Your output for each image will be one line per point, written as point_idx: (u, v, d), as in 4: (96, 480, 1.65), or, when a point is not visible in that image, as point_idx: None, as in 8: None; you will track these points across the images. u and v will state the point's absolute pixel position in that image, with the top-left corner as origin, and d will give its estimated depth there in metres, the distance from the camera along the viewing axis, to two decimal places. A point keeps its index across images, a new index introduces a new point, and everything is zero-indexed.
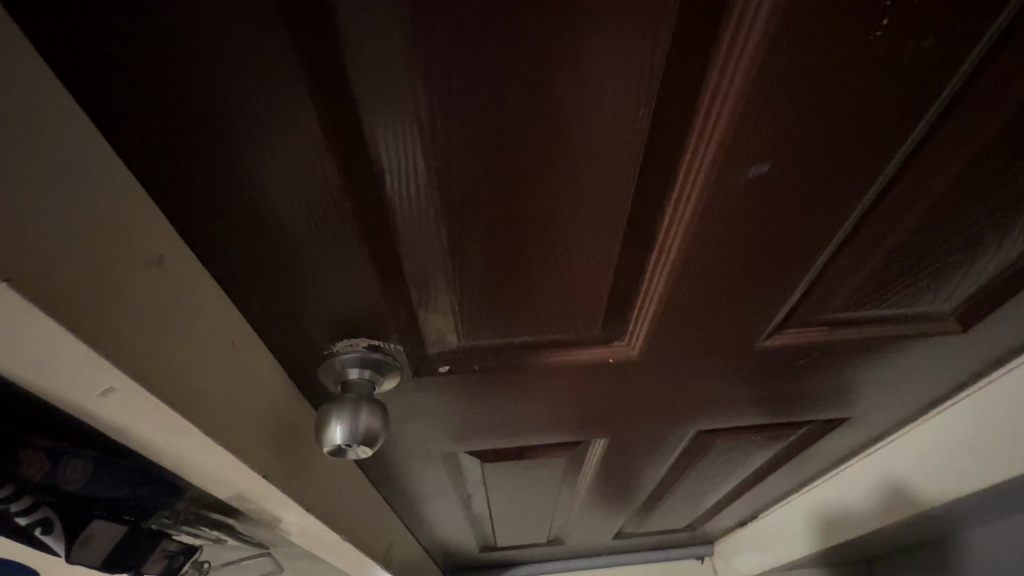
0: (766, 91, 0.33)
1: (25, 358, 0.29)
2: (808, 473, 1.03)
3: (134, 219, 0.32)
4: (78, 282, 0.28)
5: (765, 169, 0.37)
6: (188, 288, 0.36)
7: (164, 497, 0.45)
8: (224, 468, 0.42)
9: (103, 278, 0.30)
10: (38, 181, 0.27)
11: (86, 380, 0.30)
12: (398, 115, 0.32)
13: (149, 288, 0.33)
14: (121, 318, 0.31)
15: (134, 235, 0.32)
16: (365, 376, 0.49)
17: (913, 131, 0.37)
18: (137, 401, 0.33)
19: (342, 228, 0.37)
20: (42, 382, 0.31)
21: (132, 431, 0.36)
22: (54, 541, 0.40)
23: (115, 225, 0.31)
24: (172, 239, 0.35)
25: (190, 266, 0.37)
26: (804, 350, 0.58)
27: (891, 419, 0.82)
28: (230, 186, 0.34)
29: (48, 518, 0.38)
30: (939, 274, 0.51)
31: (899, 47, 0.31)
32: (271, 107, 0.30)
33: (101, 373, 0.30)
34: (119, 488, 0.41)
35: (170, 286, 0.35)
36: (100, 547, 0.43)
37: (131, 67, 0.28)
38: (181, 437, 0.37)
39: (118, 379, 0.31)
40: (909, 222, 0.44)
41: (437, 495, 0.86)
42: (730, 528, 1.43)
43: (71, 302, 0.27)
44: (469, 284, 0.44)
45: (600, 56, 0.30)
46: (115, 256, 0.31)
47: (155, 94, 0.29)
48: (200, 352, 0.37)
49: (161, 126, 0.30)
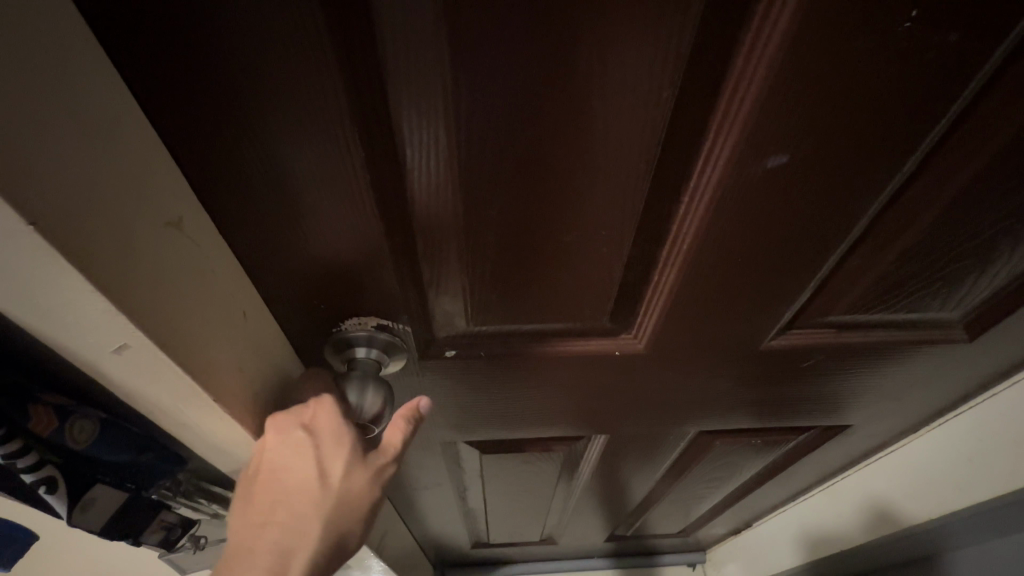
0: (791, 81, 0.32)
1: (46, 306, 0.29)
2: (806, 481, 1.03)
3: (155, 180, 0.33)
4: (99, 233, 0.29)
5: (784, 161, 0.37)
6: (203, 254, 0.36)
7: (169, 466, 0.45)
8: (230, 437, 0.42)
9: (124, 233, 0.30)
10: (69, 132, 0.27)
11: (101, 335, 0.31)
12: (419, 88, 0.31)
13: (167, 248, 0.33)
14: (140, 276, 0.31)
15: (157, 193, 0.33)
16: (371, 356, 0.49)
17: (932, 131, 0.37)
18: (149, 361, 0.33)
19: (357, 203, 0.37)
20: (59, 334, 0.31)
21: (140, 392, 0.36)
22: (56, 499, 0.40)
23: (140, 181, 0.31)
24: (192, 203, 0.36)
25: (204, 231, 0.37)
26: (811, 351, 0.57)
27: (887, 430, 0.82)
28: (250, 152, 0.34)
29: (53, 478, 0.39)
30: (949, 280, 0.51)
31: (924, 42, 0.31)
32: (292, 71, 0.30)
33: (116, 328, 0.30)
34: (125, 452, 0.41)
35: (186, 248, 0.35)
36: (102, 514, 0.43)
37: (159, 26, 0.28)
38: (189, 401, 0.37)
39: (132, 335, 0.31)
40: (923, 224, 0.44)
41: (434, 486, 0.85)
42: (722, 536, 1.43)
43: (92, 253, 0.28)
44: (481, 267, 0.44)
45: (625, 36, 0.30)
46: (136, 214, 0.31)
47: (181, 55, 0.29)
48: (211, 319, 0.37)
49: (187, 88, 0.30)
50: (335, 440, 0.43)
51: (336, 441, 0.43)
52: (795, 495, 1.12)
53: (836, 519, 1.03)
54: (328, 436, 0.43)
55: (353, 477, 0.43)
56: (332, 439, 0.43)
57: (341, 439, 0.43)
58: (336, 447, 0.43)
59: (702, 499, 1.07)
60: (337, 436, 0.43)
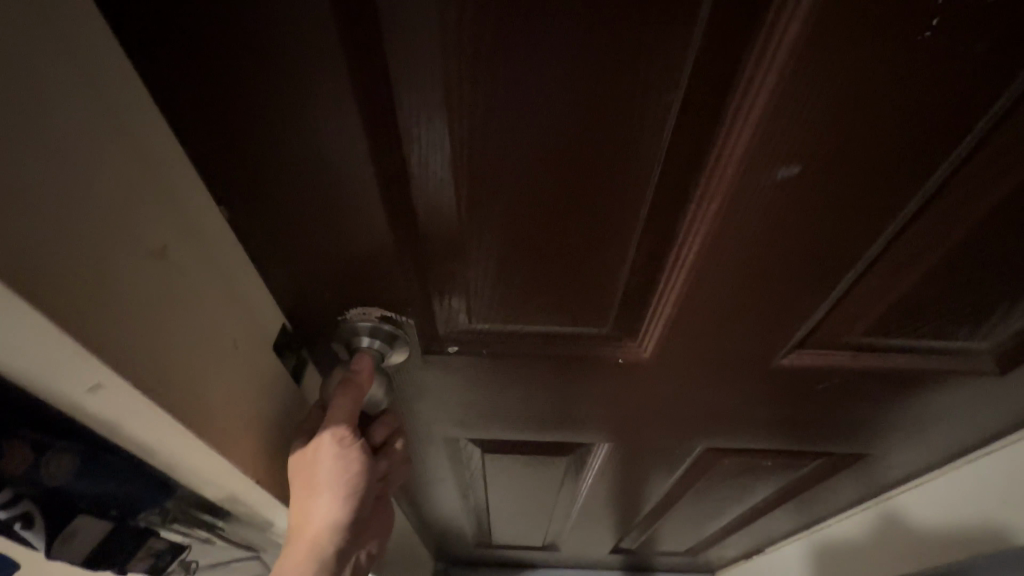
0: (801, 92, 0.32)
1: (13, 347, 0.28)
2: (822, 510, 0.98)
3: (139, 210, 0.32)
4: (77, 273, 0.28)
5: (796, 171, 0.36)
6: (185, 279, 0.36)
7: (154, 494, 0.44)
8: (213, 465, 0.41)
9: (100, 273, 0.29)
10: (51, 168, 0.27)
11: (77, 375, 0.30)
12: (424, 87, 0.32)
13: (150, 277, 0.33)
14: (117, 317, 0.30)
15: (140, 220, 0.32)
16: (375, 346, 0.50)
17: (954, 148, 0.35)
18: (124, 398, 0.32)
19: (362, 195, 0.38)
20: (38, 373, 0.31)
21: (121, 423, 0.35)
22: (33, 536, 0.38)
23: (124, 210, 0.31)
24: (178, 228, 0.35)
25: (190, 258, 0.37)
26: (825, 373, 0.55)
27: (911, 463, 0.77)
28: (261, 145, 0.35)
29: (29, 513, 0.37)
30: (978, 309, 0.49)
31: (945, 54, 0.30)
32: (301, 68, 0.31)
33: (87, 369, 0.30)
34: (109, 480, 0.40)
35: (168, 274, 0.35)
36: (82, 546, 0.42)
37: (178, 29, 0.30)
38: (168, 433, 0.36)
39: (105, 374, 0.30)
40: (945, 246, 0.42)
41: (436, 481, 0.86)
42: (733, 559, 1.37)
43: (66, 295, 0.27)
44: (486, 267, 0.44)
45: (629, 43, 0.30)
46: (118, 248, 0.31)
47: (197, 55, 0.31)
48: (193, 348, 0.37)
49: (201, 86, 0.32)
50: (307, 467, 0.47)
51: (305, 462, 0.47)
52: (810, 523, 1.07)
53: (854, 552, 0.98)
54: (303, 461, 0.48)
55: (328, 464, 0.48)
56: (301, 462, 0.48)
57: (308, 459, 0.47)
58: (306, 464, 0.48)
59: (711, 519, 1.04)
60: (304, 457, 0.48)
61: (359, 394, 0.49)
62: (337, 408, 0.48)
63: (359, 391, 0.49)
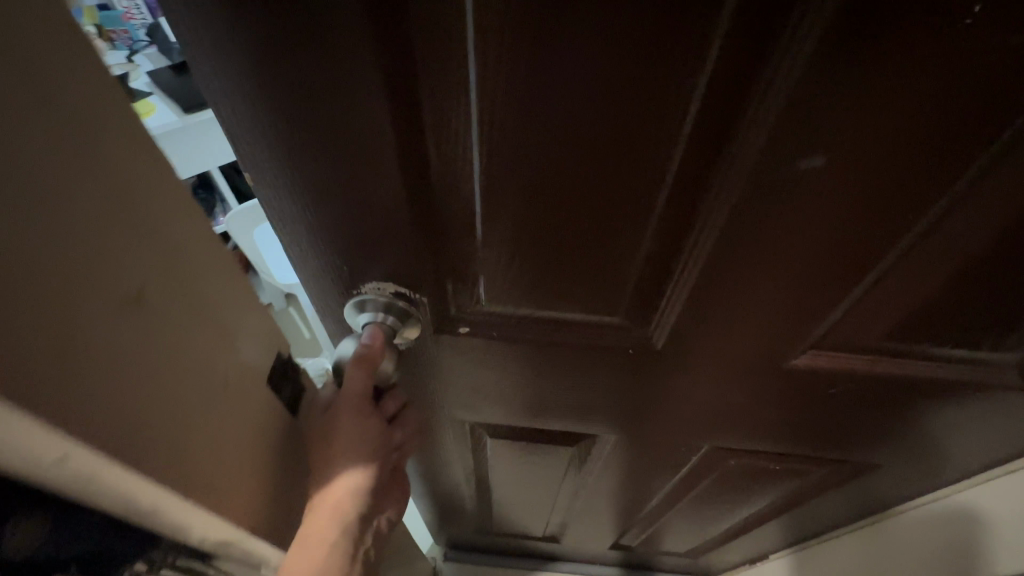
0: (828, 83, 0.31)
1: None
2: (830, 520, 0.96)
3: (114, 261, 0.33)
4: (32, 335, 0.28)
5: (818, 165, 0.35)
6: (166, 319, 0.37)
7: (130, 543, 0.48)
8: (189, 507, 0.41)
9: (62, 332, 0.30)
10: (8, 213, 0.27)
11: (42, 448, 0.31)
12: (445, 67, 0.33)
13: (126, 324, 0.34)
14: (81, 369, 0.31)
15: (117, 276, 0.33)
16: (388, 321, 0.50)
17: (988, 148, 0.34)
18: (91, 462, 0.33)
19: (379, 171, 0.38)
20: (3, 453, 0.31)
21: (97, 487, 0.36)
22: None
23: (98, 274, 0.32)
24: (155, 271, 0.36)
25: (170, 300, 0.38)
26: (838, 376, 0.54)
27: (926, 478, 0.75)
28: (282, 117, 0.36)
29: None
30: (1003, 319, 0.47)
31: (981, 49, 0.29)
32: (326, 41, 0.32)
33: (50, 443, 0.30)
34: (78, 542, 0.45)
35: (148, 318, 0.36)
36: None
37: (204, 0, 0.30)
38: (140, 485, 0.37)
39: (69, 444, 0.31)
40: (972, 250, 0.41)
41: (442, 462, 0.87)
42: (735, 565, 1.36)
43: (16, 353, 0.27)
44: (499, 249, 0.45)
45: (651, 28, 0.30)
46: (89, 299, 0.31)
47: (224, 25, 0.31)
48: (171, 376, 0.38)
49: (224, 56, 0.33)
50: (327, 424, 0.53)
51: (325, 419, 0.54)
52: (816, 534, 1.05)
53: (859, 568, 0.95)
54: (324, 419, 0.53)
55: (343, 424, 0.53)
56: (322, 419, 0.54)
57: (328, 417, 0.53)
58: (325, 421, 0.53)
59: (713, 520, 1.03)
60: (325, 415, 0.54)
61: (371, 367, 0.51)
62: (351, 379, 0.51)
63: (373, 363, 0.51)
